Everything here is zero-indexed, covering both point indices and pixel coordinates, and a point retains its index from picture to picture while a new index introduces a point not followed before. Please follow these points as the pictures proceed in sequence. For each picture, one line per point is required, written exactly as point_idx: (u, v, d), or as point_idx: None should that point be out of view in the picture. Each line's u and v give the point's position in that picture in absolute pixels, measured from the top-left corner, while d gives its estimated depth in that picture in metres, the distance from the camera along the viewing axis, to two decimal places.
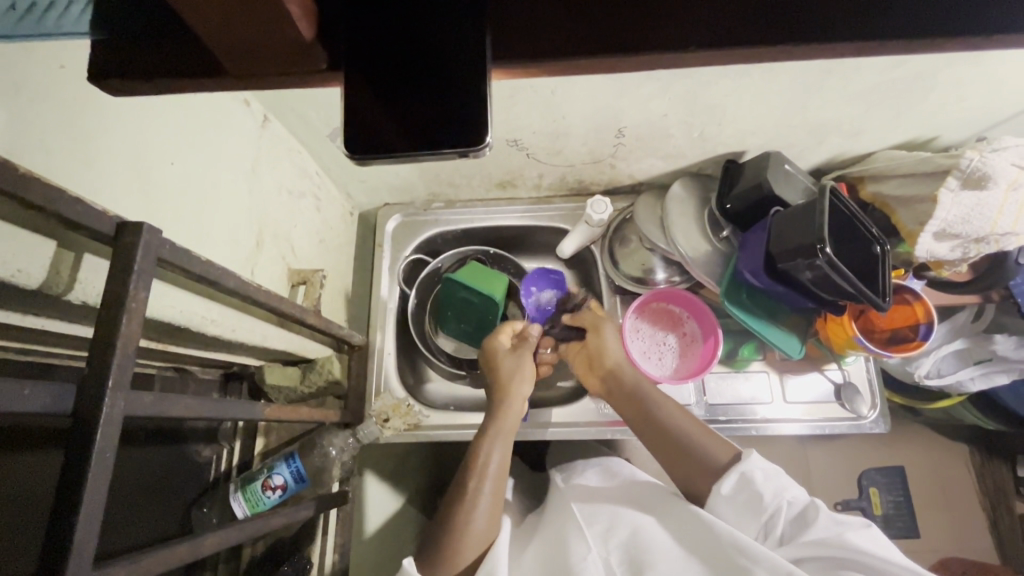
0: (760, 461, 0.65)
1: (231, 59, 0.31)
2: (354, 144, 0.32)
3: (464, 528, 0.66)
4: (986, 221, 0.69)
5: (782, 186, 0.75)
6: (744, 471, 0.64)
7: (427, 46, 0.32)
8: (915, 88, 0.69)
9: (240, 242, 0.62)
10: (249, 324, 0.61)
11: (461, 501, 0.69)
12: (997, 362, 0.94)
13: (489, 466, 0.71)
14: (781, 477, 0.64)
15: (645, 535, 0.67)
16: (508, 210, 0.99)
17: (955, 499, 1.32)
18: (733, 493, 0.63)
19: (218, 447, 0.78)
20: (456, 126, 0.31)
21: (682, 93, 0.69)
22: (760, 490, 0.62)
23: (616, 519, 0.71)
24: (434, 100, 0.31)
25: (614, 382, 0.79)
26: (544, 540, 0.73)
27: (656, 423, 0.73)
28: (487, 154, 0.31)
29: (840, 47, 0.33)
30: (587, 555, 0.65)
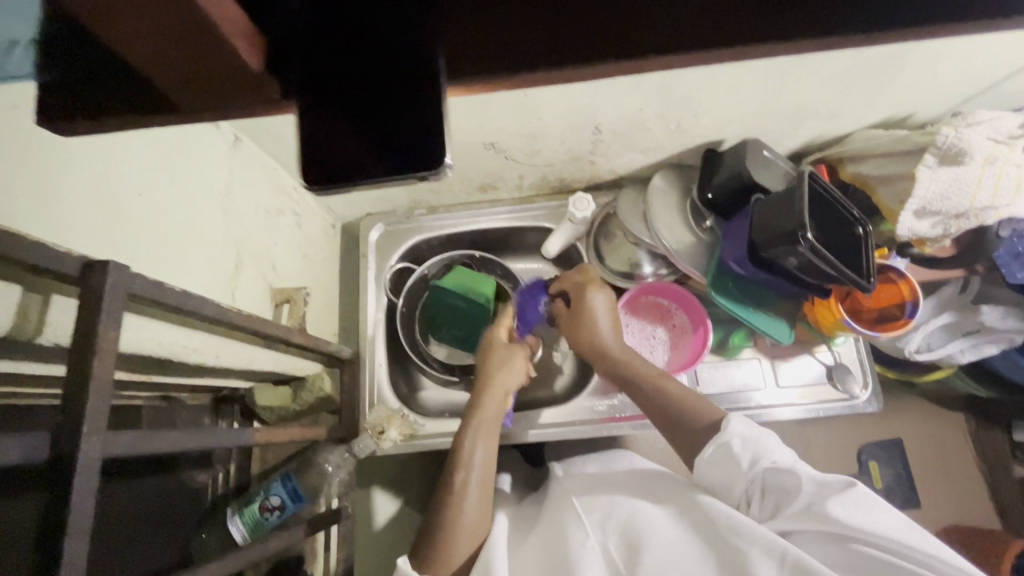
0: (739, 428, 0.64)
1: (168, 86, 0.30)
2: (319, 170, 0.31)
3: (453, 540, 0.67)
4: (965, 196, 0.68)
5: (761, 173, 0.75)
6: (722, 440, 0.64)
7: (381, 64, 0.31)
8: (887, 68, 0.69)
9: (219, 265, 0.62)
10: (233, 348, 0.61)
11: (450, 495, 0.69)
12: (986, 333, 0.94)
13: (474, 462, 0.72)
14: (764, 440, 0.63)
15: (640, 515, 0.67)
16: (492, 213, 0.98)
17: (952, 465, 1.37)
18: (714, 460, 0.64)
19: (214, 471, 0.78)
20: (416, 150, 0.30)
21: (656, 87, 0.69)
22: (738, 458, 0.62)
23: (613, 504, 0.71)
24: (389, 117, 0.31)
25: (605, 365, 0.79)
26: (543, 533, 0.73)
27: (646, 399, 0.73)
28: (448, 174, 0.30)
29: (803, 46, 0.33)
30: (583, 542, 0.65)
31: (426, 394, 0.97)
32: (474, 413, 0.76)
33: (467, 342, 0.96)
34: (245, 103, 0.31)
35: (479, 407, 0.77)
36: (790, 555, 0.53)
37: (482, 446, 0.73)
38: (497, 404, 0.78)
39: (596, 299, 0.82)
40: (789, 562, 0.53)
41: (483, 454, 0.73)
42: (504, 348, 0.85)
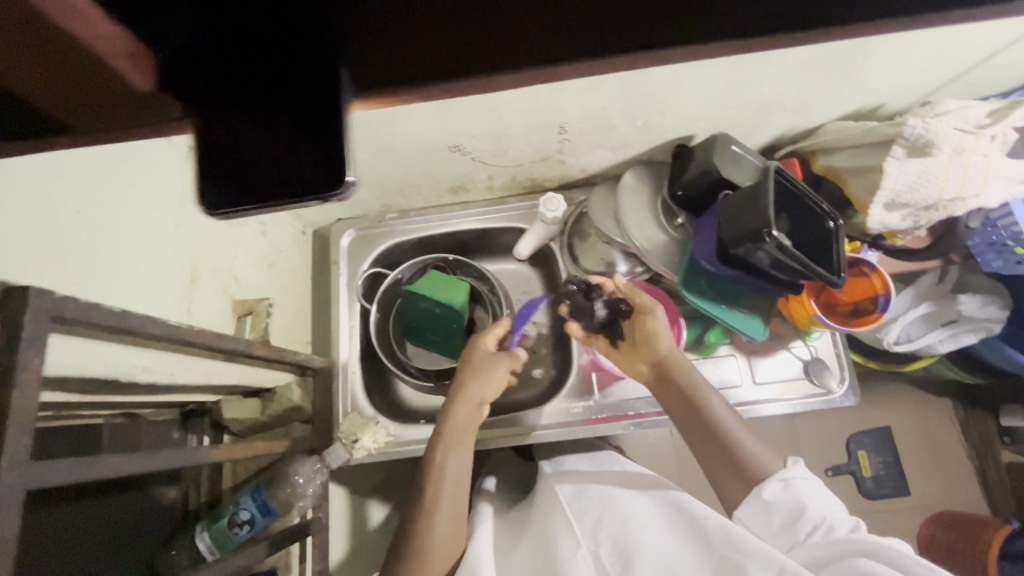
0: (803, 473, 0.67)
1: (51, 105, 0.27)
2: (212, 179, 0.29)
3: (426, 558, 0.68)
4: (933, 187, 0.67)
5: (729, 169, 0.74)
6: (788, 479, 0.66)
7: (277, 76, 0.28)
8: (852, 58, 0.68)
9: (171, 279, 0.60)
10: (190, 364, 0.60)
11: (421, 510, 0.70)
12: (963, 322, 0.94)
13: (444, 475, 0.72)
14: (821, 494, 0.66)
15: (634, 525, 0.69)
16: (464, 216, 0.96)
17: (937, 449, 1.44)
18: (776, 494, 0.65)
19: (184, 487, 0.77)
20: (318, 168, 0.28)
21: (618, 85, 0.67)
22: (802, 497, 0.64)
23: (608, 511, 0.73)
24: (282, 136, 0.28)
25: (662, 372, 0.77)
26: (531, 542, 0.75)
27: (701, 422, 0.73)
28: (353, 194, 0.28)
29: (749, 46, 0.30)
30: (577, 550, 0.67)
31: (404, 400, 0.96)
32: (444, 426, 0.75)
33: (442, 347, 0.95)
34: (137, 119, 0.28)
35: (449, 417, 0.76)
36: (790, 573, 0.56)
37: (455, 459, 0.73)
38: (468, 413, 0.77)
39: (659, 319, 0.78)
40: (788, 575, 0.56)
41: (453, 469, 0.72)
42: (487, 356, 0.82)
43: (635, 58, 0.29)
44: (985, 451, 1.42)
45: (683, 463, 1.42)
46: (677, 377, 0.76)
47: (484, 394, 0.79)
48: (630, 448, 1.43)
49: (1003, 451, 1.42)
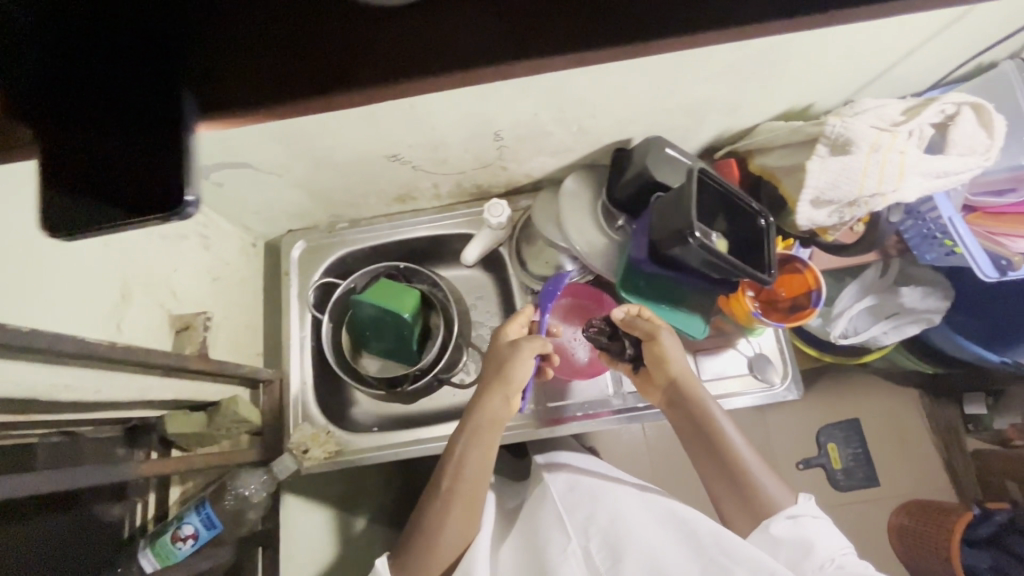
0: (810, 508, 0.70)
1: None
2: (59, 193, 0.30)
3: (432, 553, 0.73)
4: (852, 184, 0.69)
5: (662, 171, 0.76)
6: (795, 515, 0.68)
7: (128, 96, 0.30)
8: (771, 60, 0.69)
9: (99, 296, 0.60)
10: (118, 380, 0.60)
11: (435, 502, 0.74)
12: (904, 314, 0.96)
13: (463, 474, 0.74)
14: (828, 531, 0.68)
15: (624, 522, 0.72)
16: (414, 223, 0.97)
17: (906, 441, 1.46)
18: (783, 533, 0.67)
19: (131, 503, 0.77)
20: (157, 187, 0.29)
21: (544, 91, 0.69)
22: (808, 536, 0.67)
23: (600, 506, 0.76)
24: (125, 149, 0.30)
25: (676, 392, 0.78)
26: (525, 533, 0.79)
27: (714, 447, 0.75)
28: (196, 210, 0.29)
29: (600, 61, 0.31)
30: (565, 546, 0.72)
31: (362, 408, 0.97)
32: (470, 423, 0.76)
33: (395, 355, 0.95)
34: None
35: (476, 413, 0.77)
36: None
37: (474, 457, 0.75)
38: (496, 409, 0.76)
39: (669, 342, 0.77)
40: None
41: (472, 468, 0.75)
42: (508, 346, 0.79)
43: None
44: (951, 439, 1.45)
45: (654, 462, 1.43)
46: (691, 403, 0.77)
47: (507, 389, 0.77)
48: (602, 449, 1.44)
49: (967, 439, 1.45)
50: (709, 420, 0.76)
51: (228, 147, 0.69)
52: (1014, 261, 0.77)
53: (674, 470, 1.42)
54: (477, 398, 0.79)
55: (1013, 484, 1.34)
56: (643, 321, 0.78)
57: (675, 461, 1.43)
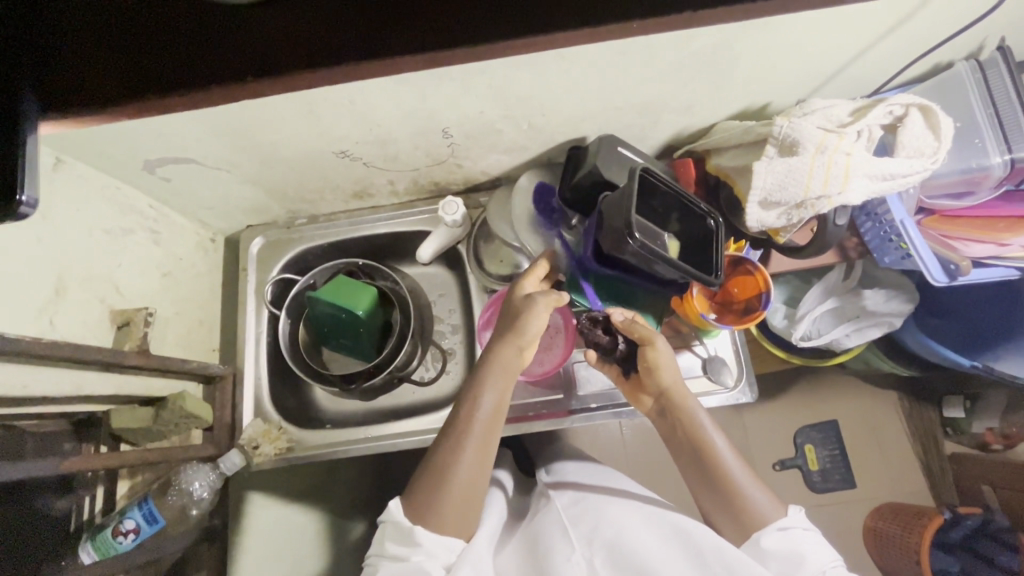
0: (800, 521, 0.70)
1: None
2: None
3: (442, 505, 0.67)
4: (799, 186, 0.68)
5: (610, 171, 0.75)
6: (786, 527, 0.68)
7: None
8: (718, 60, 0.68)
9: (32, 292, 0.61)
10: (49, 376, 0.60)
11: (444, 446, 0.70)
12: (866, 317, 0.96)
13: (480, 413, 0.71)
14: (821, 545, 0.68)
15: (627, 536, 0.71)
16: (373, 220, 0.97)
17: (883, 444, 1.45)
18: (775, 544, 0.67)
19: (79, 497, 0.77)
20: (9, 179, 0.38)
21: (486, 89, 0.68)
22: (798, 548, 0.67)
23: (600, 518, 0.75)
24: None
25: (668, 403, 0.77)
26: (523, 542, 0.78)
27: (707, 457, 0.74)
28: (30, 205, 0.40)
29: None
30: (570, 557, 0.70)
31: (320, 405, 0.97)
32: (488, 362, 0.74)
33: (353, 351, 0.94)
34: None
35: (494, 353, 0.74)
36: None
37: (490, 397, 0.72)
38: (514, 352, 0.74)
39: (665, 349, 0.76)
40: None
41: (490, 407, 0.72)
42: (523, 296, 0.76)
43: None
44: (928, 443, 1.43)
45: (628, 461, 1.43)
46: (683, 413, 0.76)
47: (526, 331, 0.74)
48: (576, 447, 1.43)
49: (945, 442, 1.43)
50: (699, 430, 0.75)
51: (167, 142, 0.69)
52: (962, 265, 0.78)
53: (648, 469, 1.41)
54: (495, 342, 0.76)
55: (988, 489, 1.33)
56: (639, 327, 0.77)
57: (650, 460, 1.42)
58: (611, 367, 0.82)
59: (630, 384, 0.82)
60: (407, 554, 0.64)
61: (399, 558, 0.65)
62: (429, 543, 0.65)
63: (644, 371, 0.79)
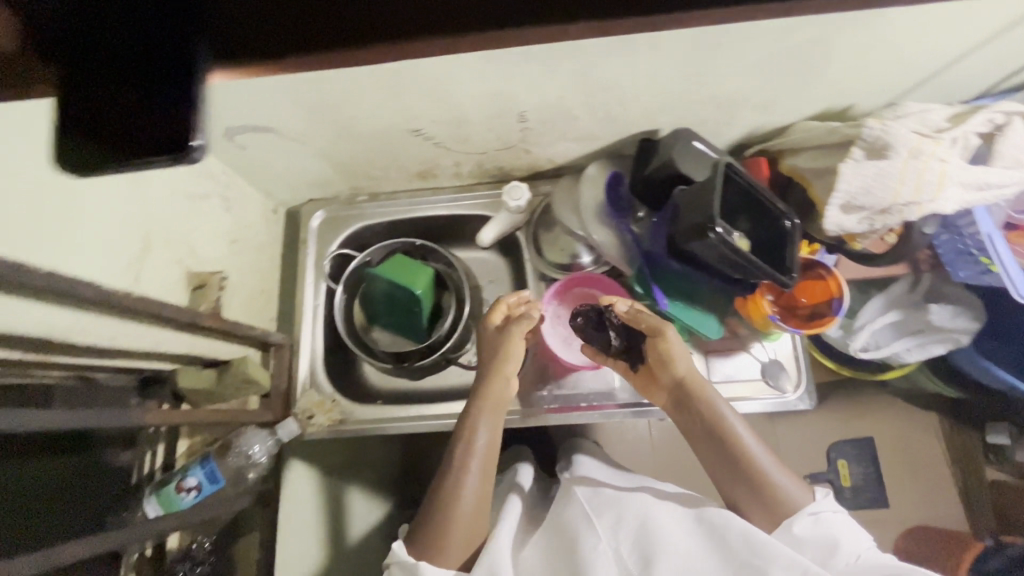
0: (830, 503, 0.69)
1: None
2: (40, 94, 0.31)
3: (449, 537, 0.70)
4: (886, 192, 0.66)
5: (687, 165, 0.73)
6: (817, 512, 0.67)
7: None
8: (811, 55, 0.67)
9: (121, 248, 0.62)
10: (135, 330, 0.61)
11: (447, 476, 0.74)
12: (930, 332, 0.92)
13: (475, 449, 0.75)
14: (854, 527, 0.67)
15: (654, 525, 0.70)
16: (433, 202, 0.97)
17: (921, 467, 1.40)
18: (807, 530, 0.66)
19: (140, 451, 0.79)
20: None
21: (572, 73, 0.67)
22: (833, 532, 0.66)
23: (625, 509, 0.74)
24: None
25: (685, 394, 0.76)
26: (549, 532, 0.77)
27: (728, 448, 0.73)
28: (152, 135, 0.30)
29: (616, 28, 0.30)
30: (597, 544, 0.69)
31: (366, 381, 0.97)
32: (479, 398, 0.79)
33: (407, 330, 0.95)
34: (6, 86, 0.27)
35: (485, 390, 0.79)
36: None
37: (485, 432, 0.76)
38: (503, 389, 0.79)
39: (677, 339, 0.76)
40: None
41: (486, 440, 0.76)
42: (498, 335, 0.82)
43: (497, 38, 0.29)
44: (970, 469, 1.39)
45: (654, 464, 1.41)
46: (700, 404, 0.75)
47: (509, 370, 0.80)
48: (603, 445, 1.42)
49: (986, 469, 1.39)
50: (719, 418, 0.74)
51: (251, 109, 0.70)
52: None
53: (677, 472, 1.40)
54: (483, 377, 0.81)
55: None
56: (645, 317, 0.77)
57: (679, 463, 1.41)
58: (619, 362, 0.81)
59: (642, 378, 0.81)
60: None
61: None
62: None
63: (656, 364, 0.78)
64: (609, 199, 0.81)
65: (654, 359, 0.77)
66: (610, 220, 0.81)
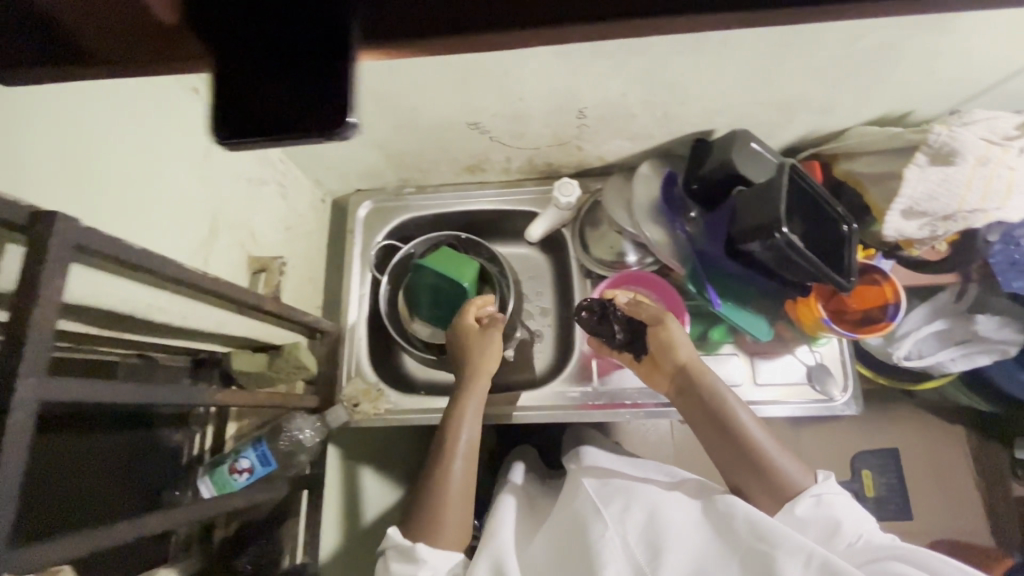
0: (832, 485, 0.68)
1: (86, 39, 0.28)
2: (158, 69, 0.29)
3: (443, 523, 0.71)
4: (953, 198, 0.67)
5: (747, 166, 0.73)
6: (819, 495, 0.67)
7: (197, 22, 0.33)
8: (881, 59, 0.67)
9: (193, 230, 0.63)
10: (205, 311, 0.62)
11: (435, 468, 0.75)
12: (976, 343, 0.92)
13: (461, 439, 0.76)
14: (855, 508, 0.67)
15: (661, 517, 0.68)
16: (479, 196, 0.98)
17: (945, 480, 1.37)
18: (810, 513, 0.65)
19: (190, 432, 0.79)
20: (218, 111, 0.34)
21: (639, 70, 0.68)
22: (835, 514, 0.65)
23: (632, 498, 0.72)
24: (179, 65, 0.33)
25: (686, 379, 0.76)
26: (554, 525, 0.75)
27: (728, 433, 0.72)
28: (347, 137, 0.28)
29: (751, 21, 0.30)
30: (605, 531, 0.67)
31: (405, 372, 0.98)
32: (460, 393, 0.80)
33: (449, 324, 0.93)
34: (161, 55, 0.28)
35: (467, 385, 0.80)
36: (819, 558, 0.58)
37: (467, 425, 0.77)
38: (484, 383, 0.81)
39: (677, 326, 0.78)
40: (816, 562, 0.58)
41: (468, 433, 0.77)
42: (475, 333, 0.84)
43: (635, 28, 0.29)
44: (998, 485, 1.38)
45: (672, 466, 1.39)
46: (701, 388, 0.75)
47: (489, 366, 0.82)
48: (624, 445, 1.42)
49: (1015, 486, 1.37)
50: (721, 403, 0.74)
51: None
52: None
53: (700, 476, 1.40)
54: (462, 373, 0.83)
55: None
56: (647, 308, 0.81)
57: (703, 467, 1.40)
58: (623, 353, 0.83)
59: (646, 367, 0.82)
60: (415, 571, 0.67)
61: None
62: (431, 557, 0.68)
63: (658, 351, 0.79)
64: (662, 197, 0.81)
65: (657, 345, 0.79)
66: (662, 219, 0.81)
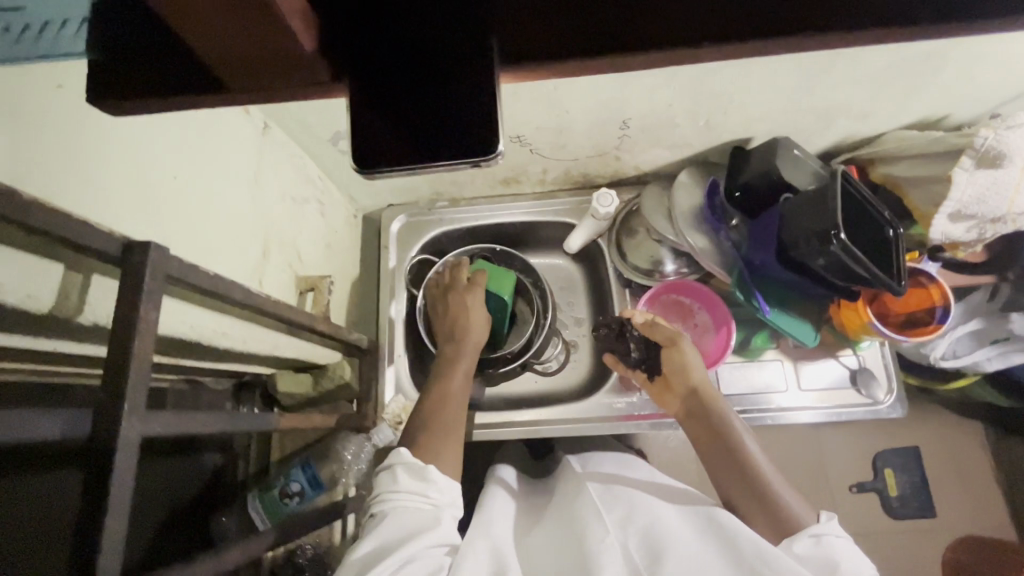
0: (834, 529, 0.59)
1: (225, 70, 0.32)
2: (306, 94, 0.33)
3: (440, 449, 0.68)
4: (1002, 201, 0.68)
5: (792, 172, 0.73)
6: (818, 534, 0.57)
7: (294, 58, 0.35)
8: (926, 66, 0.67)
9: (248, 252, 0.62)
10: (261, 335, 0.62)
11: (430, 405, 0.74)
12: (1013, 342, 0.91)
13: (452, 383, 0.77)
14: (862, 562, 0.56)
15: (664, 525, 0.59)
16: (513, 208, 0.98)
17: (972, 481, 1.22)
18: (807, 551, 0.56)
19: (235, 456, 0.80)
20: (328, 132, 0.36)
21: (688, 82, 0.68)
22: (834, 556, 0.55)
23: (638, 508, 0.64)
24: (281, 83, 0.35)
25: (696, 403, 0.74)
26: (552, 523, 0.67)
27: (732, 457, 0.68)
28: (497, 162, 0.34)
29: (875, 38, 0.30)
30: (604, 536, 0.58)
31: None
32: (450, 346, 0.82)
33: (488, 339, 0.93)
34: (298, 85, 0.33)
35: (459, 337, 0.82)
36: None
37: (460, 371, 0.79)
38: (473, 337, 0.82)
39: (691, 351, 0.77)
40: None
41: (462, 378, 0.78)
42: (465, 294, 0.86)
43: None
44: None
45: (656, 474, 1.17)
46: (710, 412, 0.72)
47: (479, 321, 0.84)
48: None
49: None
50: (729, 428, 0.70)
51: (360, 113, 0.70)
52: None
53: None
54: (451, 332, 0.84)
55: None
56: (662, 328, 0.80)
57: None
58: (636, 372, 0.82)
59: (656, 387, 0.80)
60: (424, 491, 0.61)
61: (416, 492, 0.61)
62: (441, 483, 0.63)
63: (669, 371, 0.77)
64: (705, 203, 0.82)
65: (668, 368, 0.78)
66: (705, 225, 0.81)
